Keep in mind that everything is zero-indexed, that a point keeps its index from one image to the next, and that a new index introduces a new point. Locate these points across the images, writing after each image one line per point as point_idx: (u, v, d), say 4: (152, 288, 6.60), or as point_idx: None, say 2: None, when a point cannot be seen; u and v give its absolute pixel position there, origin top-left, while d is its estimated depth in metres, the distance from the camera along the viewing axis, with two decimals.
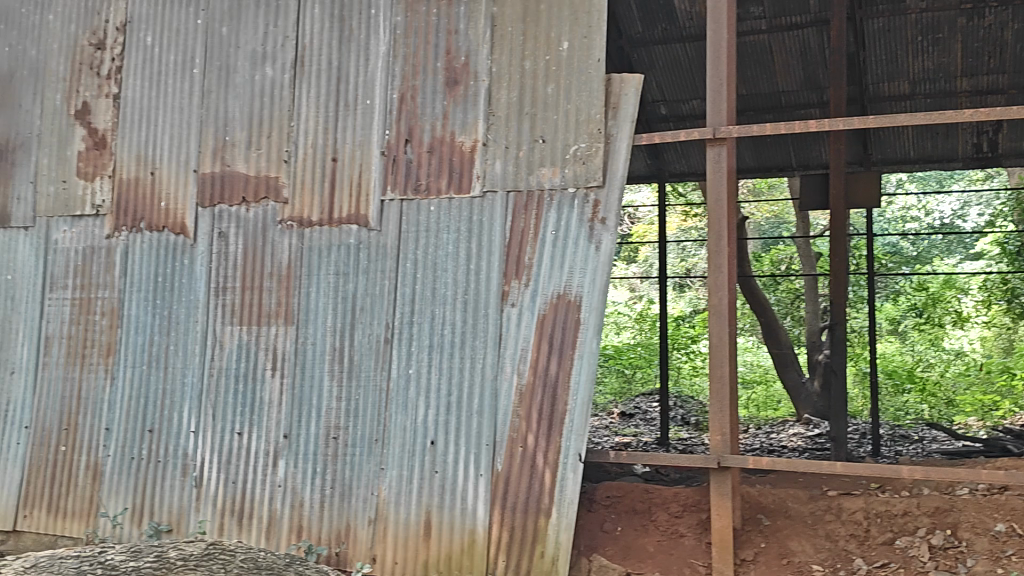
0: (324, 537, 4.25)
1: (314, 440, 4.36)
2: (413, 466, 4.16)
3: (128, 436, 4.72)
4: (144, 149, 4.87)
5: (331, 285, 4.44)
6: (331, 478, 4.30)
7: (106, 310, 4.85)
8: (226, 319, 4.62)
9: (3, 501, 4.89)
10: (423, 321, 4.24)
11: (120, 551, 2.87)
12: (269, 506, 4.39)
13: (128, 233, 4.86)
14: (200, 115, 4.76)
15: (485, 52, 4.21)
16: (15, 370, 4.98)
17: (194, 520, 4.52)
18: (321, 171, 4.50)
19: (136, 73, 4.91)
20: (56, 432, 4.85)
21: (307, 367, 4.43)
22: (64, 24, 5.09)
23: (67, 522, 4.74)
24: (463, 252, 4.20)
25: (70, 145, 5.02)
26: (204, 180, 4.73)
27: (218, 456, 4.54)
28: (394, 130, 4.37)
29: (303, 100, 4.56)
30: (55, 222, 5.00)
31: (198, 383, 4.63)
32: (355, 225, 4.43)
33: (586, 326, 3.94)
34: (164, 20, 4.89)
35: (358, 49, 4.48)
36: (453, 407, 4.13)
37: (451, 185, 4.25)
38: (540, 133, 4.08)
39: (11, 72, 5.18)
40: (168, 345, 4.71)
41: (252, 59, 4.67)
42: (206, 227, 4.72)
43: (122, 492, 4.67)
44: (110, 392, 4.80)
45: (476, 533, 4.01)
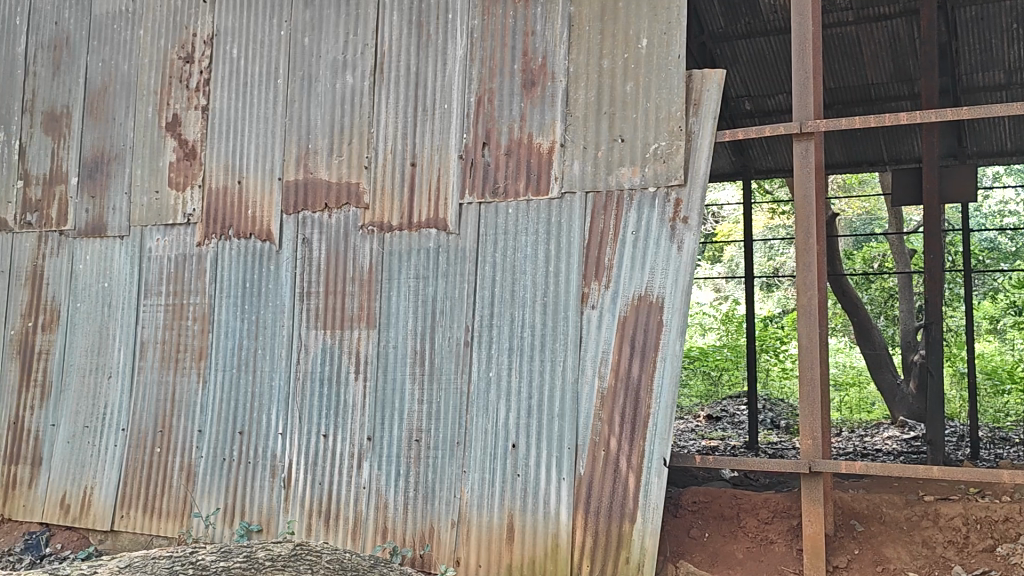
0: (408, 538, 4.28)
1: (397, 442, 4.39)
2: (494, 469, 4.15)
3: (220, 438, 4.84)
4: (231, 159, 4.99)
5: (412, 289, 4.47)
6: (414, 480, 4.32)
7: (198, 316, 4.99)
8: (311, 323, 4.70)
9: (102, 501, 5.07)
10: (502, 324, 4.23)
11: (210, 551, 2.92)
12: (354, 508, 4.44)
13: (218, 241, 5.00)
14: (284, 125, 4.85)
15: (563, 52, 4.17)
16: (112, 374, 5.17)
17: (283, 521, 4.60)
18: (401, 176, 4.54)
19: (223, 86, 5.04)
20: (151, 434, 5.01)
21: (390, 370, 4.47)
22: (154, 39, 5.26)
23: (162, 521, 4.89)
24: (542, 253, 4.17)
25: (161, 156, 5.19)
26: (288, 187, 4.83)
27: (305, 458, 4.62)
28: (472, 133, 4.37)
29: (383, 105, 4.60)
30: (149, 231, 5.18)
31: (285, 386, 4.72)
32: (435, 229, 4.45)
33: (669, 327, 3.87)
34: (248, 32, 5.01)
35: (436, 54, 4.50)
36: (535, 410, 4.11)
37: (529, 187, 4.23)
38: (619, 132, 4.02)
39: (104, 86, 5.38)
40: (255, 349, 4.82)
41: (333, 67, 4.75)
42: (290, 233, 4.81)
43: (214, 492, 4.79)
44: (202, 395, 4.93)
45: (560, 537, 3.98)
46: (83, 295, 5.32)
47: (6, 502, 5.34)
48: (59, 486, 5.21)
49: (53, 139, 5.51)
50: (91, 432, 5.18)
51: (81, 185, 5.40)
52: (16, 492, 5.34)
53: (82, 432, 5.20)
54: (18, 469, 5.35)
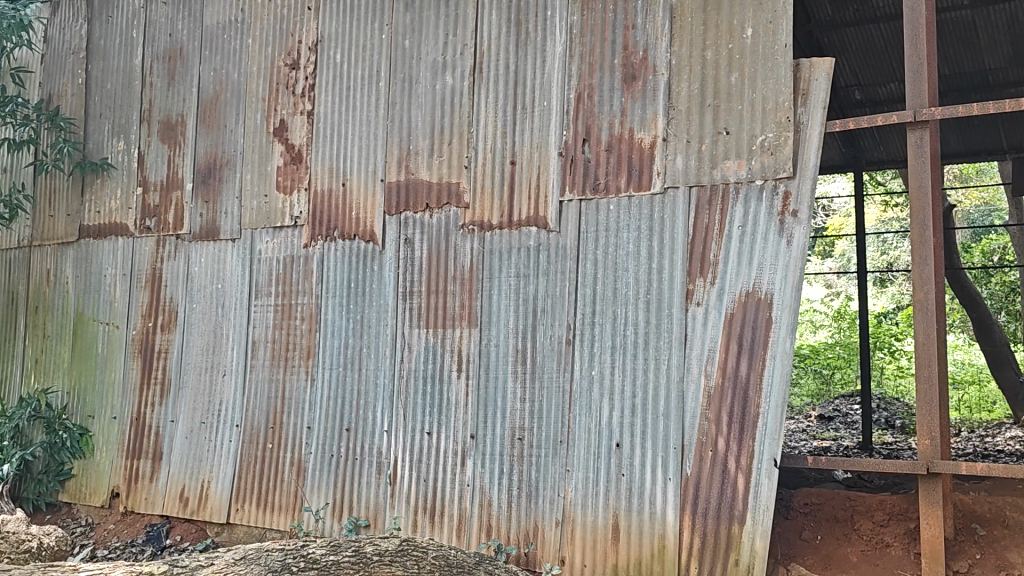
0: (513, 536, 4.29)
1: (500, 441, 4.40)
2: (598, 468, 4.12)
3: (328, 434, 4.96)
4: (336, 161, 5.10)
5: (512, 287, 4.47)
6: (518, 478, 4.32)
7: (306, 315, 5.13)
8: (413, 322, 4.76)
9: (218, 494, 5.26)
10: (605, 322, 4.19)
11: (320, 545, 2.98)
12: (458, 506, 4.48)
13: (324, 242, 5.11)
14: (386, 127, 4.93)
15: (665, 44, 4.11)
16: (226, 372, 5.36)
17: (389, 516, 4.68)
18: (500, 174, 4.54)
19: (327, 90, 5.15)
20: (263, 430, 5.17)
21: (492, 368, 4.48)
22: (262, 47, 5.42)
23: (275, 515, 5.04)
24: (645, 250, 4.12)
25: (270, 160, 5.34)
26: (390, 188, 4.90)
27: (410, 455, 4.68)
28: (572, 130, 4.35)
29: (483, 105, 4.63)
30: (259, 234, 5.35)
31: (389, 384, 4.80)
32: (535, 227, 4.44)
33: (778, 325, 3.75)
34: (351, 37, 5.10)
35: (535, 51, 4.49)
36: (639, 409, 4.06)
37: (630, 183, 4.17)
38: (724, 125, 3.93)
39: (217, 95, 5.57)
40: (361, 348, 4.91)
41: (434, 68, 4.80)
42: (393, 234, 4.88)
43: (323, 488, 4.91)
44: (310, 392, 5.06)
45: (666, 538, 3.92)
46: (198, 296, 5.53)
47: (130, 495, 5.60)
48: (178, 480, 5.42)
49: (169, 147, 5.75)
50: (207, 428, 5.38)
51: (196, 191, 5.61)
52: (139, 485, 5.59)
53: (199, 427, 5.41)
54: (140, 463, 5.60)
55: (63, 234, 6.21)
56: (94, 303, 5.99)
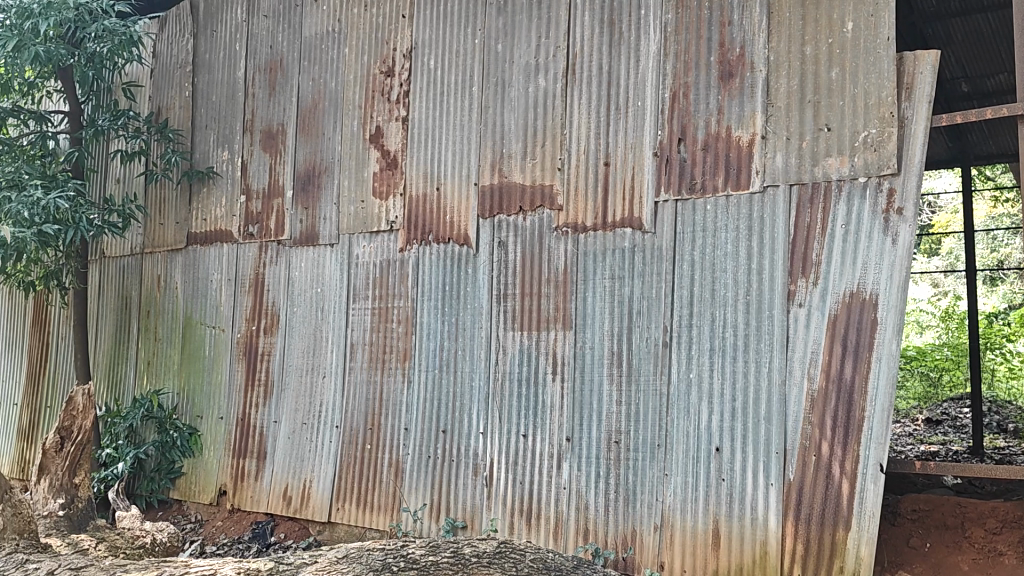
0: (610, 540, 4.26)
1: (597, 444, 4.38)
2: (697, 473, 4.05)
3: (425, 436, 5.02)
4: (430, 166, 5.16)
5: (607, 289, 4.44)
6: (615, 482, 4.29)
7: (402, 318, 5.21)
8: (508, 325, 4.78)
9: (320, 493, 5.39)
10: (702, 324, 4.13)
11: (419, 546, 3.02)
12: (555, 509, 4.48)
13: (418, 246, 5.19)
14: (480, 131, 4.97)
15: (762, 41, 4.02)
16: (326, 374, 5.49)
17: (487, 518, 4.71)
18: (594, 176, 4.52)
19: (422, 96, 5.22)
20: (362, 431, 5.27)
21: (587, 371, 4.47)
22: (359, 56, 5.53)
23: (375, 514, 5.13)
24: (744, 250, 4.03)
25: (366, 167, 5.45)
26: (483, 192, 4.94)
27: (506, 457, 4.70)
28: (667, 129, 4.29)
29: (576, 107, 4.62)
30: (356, 238, 5.46)
31: (485, 386, 4.83)
32: (630, 228, 4.40)
33: (884, 326, 3.62)
34: (444, 43, 5.16)
35: (629, 51, 4.45)
36: (739, 413, 3.98)
37: (728, 182, 4.09)
38: (825, 121, 3.81)
39: (315, 104, 5.71)
40: (456, 350, 4.96)
41: (526, 71, 4.81)
42: (487, 237, 4.91)
43: (421, 489, 4.98)
44: (407, 394, 5.13)
45: (768, 544, 3.82)
46: (298, 300, 5.69)
47: (236, 493, 5.79)
48: (282, 479, 5.57)
49: (270, 156, 5.92)
50: (309, 428, 5.52)
51: (296, 197, 5.76)
52: (244, 484, 5.77)
53: (301, 428, 5.55)
54: (246, 462, 5.78)
55: (173, 241, 6.46)
56: (202, 308, 6.22)
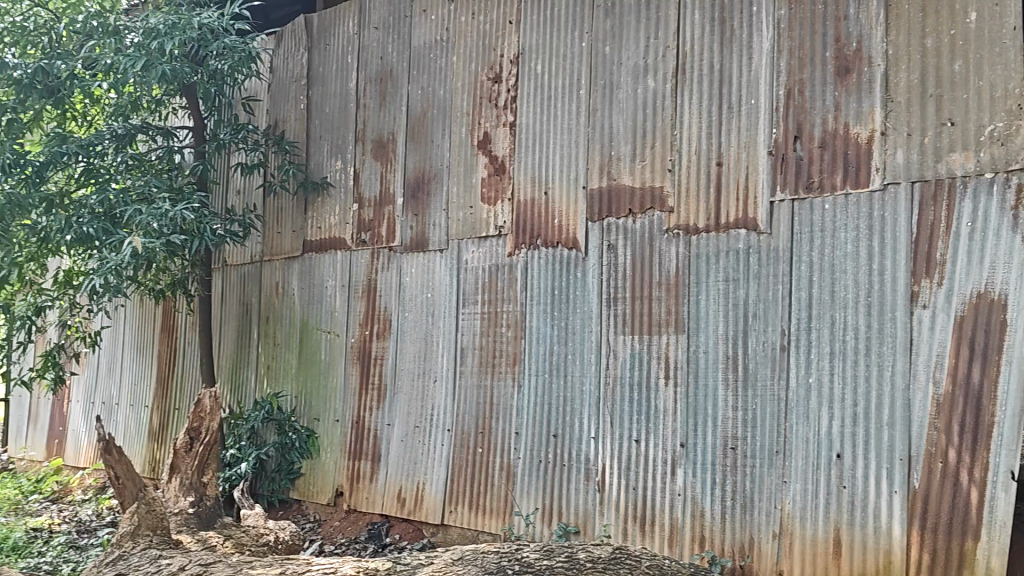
0: (727, 548, 4.17)
1: (711, 450, 4.30)
2: (818, 480, 3.93)
3: (536, 440, 5.03)
4: (538, 171, 5.17)
5: (721, 292, 4.35)
6: (732, 489, 4.20)
7: (512, 322, 5.24)
8: (619, 329, 4.75)
9: (433, 496, 5.46)
10: (821, 327, 4.00)
11: (533, 551, 3.12)
12: (670, 515, 4.42)
13: (527, 251, 5.20)
14: (588, 134, 4.96)
15: (880, 35, 3.88)
16: (437, 378, 5.57)
17: (600, 524, 4.69)
18: (706, 176, 4.45)
19: (529, 101, 5.25)
20: (473, 435, 5.32)
21: (701, 376, 4.39)
22: (466, 63, 5.60)
23: (488, 518, 5.17)
24: (864, 251, 3.89)
25: (475, 172, 5.50)
26: (592, 195, 4.92)
27: (618, 462, 4.66)
28: (782, 128, 4.18)
29: (686, 107, 4.55)
30: (465, 244, 5.52)
31: (596, 391, 4.81)
32: (744, 229, 4.30)
33: (1015, 328, 3.43)
34: (551, 47, 5.17)
35: (741, 49, 4.36)
36: (860, 418, 3.84)
37: (846, 180, 3.96)
38: (948, 115, 3.65)
39: (425, 111, 5.81)
40: (566, 354, 4.95)
41: (635, 73, 4.77)
42: (596, 240, 4.89)
43: (532, 493, 4.99)
44: (518, 398, 5.16)
45: (892, 553, 3.67)
46: (410, 305, 5.79)
47: (352, 494, 5.92)
48: (396, 481, 5.68)
49: (381, 164, 6.05)
50: (421, 431, 5.61)
51: (407, 204, 5.87)
52: (360, 485, 5.90)
53: (414, 431, 5.65)
54: (361, 464, 5.91)
55: (289, 249, 6.68)
56: (318, 314, 6.41)
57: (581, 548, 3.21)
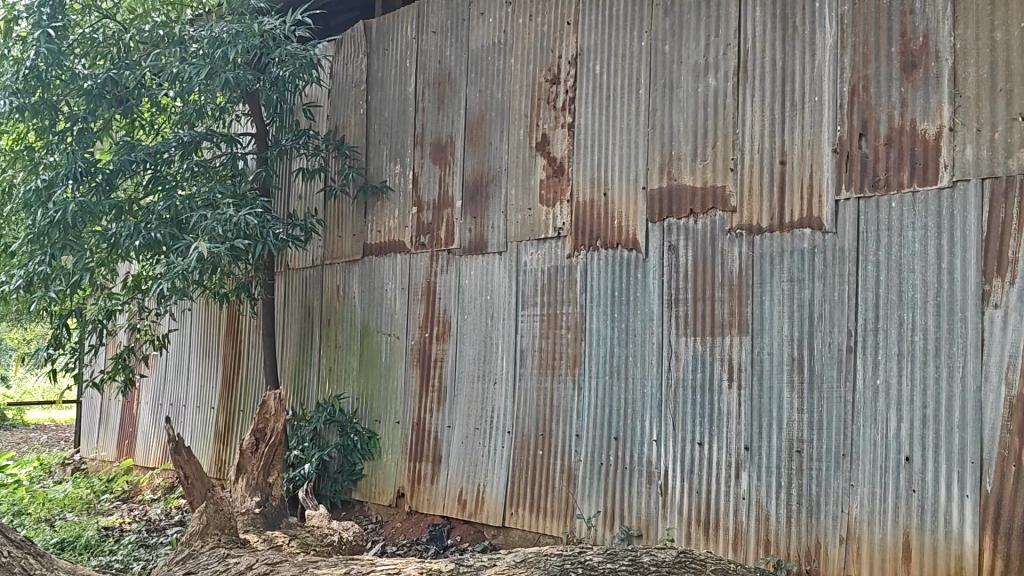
0: (793, 553, 4.09)
1: (776, 453, 4.22)
2: (886, 483, 3.83)
3: (597, 443, 5.00)
4: (597, 172, 5.14)
5: (785, 293, 4.28)
6: (797, 492, 4.12)
7: (572, 324, 5.22)
8: (681, 330, 4.69)
9: (494, 498, 5.46)
10: (889, 327, 3.90)
11: (597, 553, 3.19)
12: (734, 519, 4.35)
13: (587, 252, 5.18)
14: (648, 134, 4.92)
15: (947, 29, 3.78)
16: (497, 381, 5.57)
17: (662, 527, 4.64)
18: (769, 175, 4.37)
19: (588, 101, 5.22)
20: (534, 437, 5.31)
21: (766, 378, 4.32)
22: (524, 65, 5.60)
23: (549, 521, 5.15)
24: (932, 249, 3.78)
25: (533, 174, 5.50)
26: (653, 196, 4.87)
27: (681, 465, 4.61)
28: (847, 125, 4.09)
29: (748, 105, 4.49)
30: (524, 246, 5.52)
31: (658, 393, 4.76)
32: (809, 229, 4.22)
33: None
34: (610, 47, 5.14)
35: (803, 45, 4.29)
36: (930, 421, 3.73)
37: (914, 178, 3.85)
38: (1020, 109, 3.53)
39: (483, 114, 5.83)
40: (627, 356, 4.92)
41: (695, 71, 4.72)
42: (656, 241, 4.85)
43: (594, 496, 4.96)
44: (578, 401, 5.13)
45: (964, 559, 3.56)
46: (469, 308, 5.81)
47: (414, 495, 5.96)
48: (457, 483, 5.69)
49: (440, 168, 6.08)
50: (482, 434, 5.62)
51: (465, 207, 5.89)
52: (420, 487, 5.93)
53: (474, 433, 5.66)
54: (422, 466, 5.95)
55: (350, 253, 6.76)
56: (378, 317, 6.47)
57: (645, 550, 3.27)
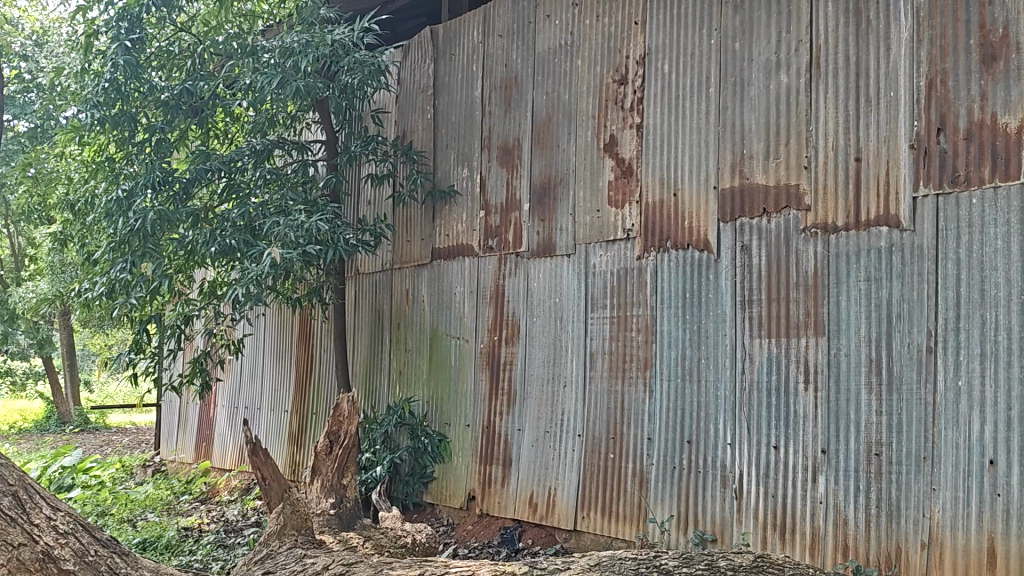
0: (873, 558, 3.98)
1: (855, 456, 4.11)
2: (970, 488, 3.70)
3: (670, 445, 4.94)
4: (667, 172, 5.09)
5: (863, 292, 4.16)
6: (876, 497, 4.01)
7: (642, 326, 5.17)
8: (755, 332, 4.60)
9: (565, 502, 5.43)
10: (971, 327, 3.77)
11: (672, 557, 3.15)
12: (811, 523, 4.25)
13: (657, 253, 5.13)
14: (718, 133, 4.85)
15: None
16: (567, 384, 5.55)
17: (738, 532, 4.56)
18: (844, 172, 4.26)
19: (657, 101, 5.17)
20: (605, 440, 5.27)
21: (843, 379, 4.21)
22: (591, 66, 5.57)
23: (621, 525, 5.11)
24: (1016, 247, 3.65)
25: (601, 176, 5.46)
26: (724, 195, 4.80)
27: (756, 469, 4.52)
28: (924, 119, 3.96)
29: (821, 102, 4.39)
30: (593, 248, 5.49)
31: (732, 395, 4.68)
32: (886, 226, 4.09)
33: None
34: (679, 46, 5.08)
35: (878, 40, 4.18)
36: (1015, 422, 3.59)
37: (995, 173, 3.72)
38: None
39: (550, 116, 5.81)
40: (699, 359, 4.84)
41: (767, 69, 4.64)
42: (728, 241, 4.78)
43: (667, 500, 4.90)
44: (650, 403, 5.08)
45: None
46: (538, 311, 5.80)
47: (485, 498, 5.97)
48: (527, 486, 5.68)
49: (508, 171, 6.09)
50: (552, 437, 5.60)
51: (533, 210, 5.88)
52: (491, 490, 5.94)
53: (544, 436, 5.64)
54: (493, 468, 5.95)
55: (419, 257, 6.81)
56: (447, 320, 6.50)
57: (721, 555, 3.19)
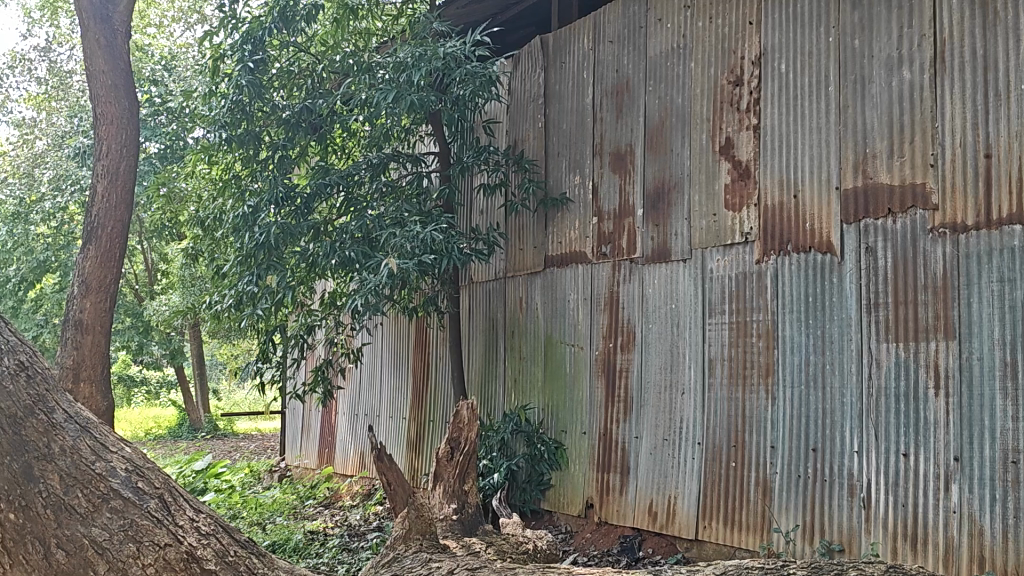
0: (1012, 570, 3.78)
1: (990, 464, 3.92)
2: None
3: (794, 454, 4.81)
4: (786, 173, 4.97)
5: (995, 294, 3.97)
6: (1014, 507, 3.81)
7: (763, 332, 5.06)
8: (881, 336, 4.44)
9: (686, 511, 5.35)
10: None
11: (800, 567, 3.05)
12: (944, 533, 4.06)
13: (777, 257, 5.01)
14: (839, 132, 4.71)
15: None
16: (685, 391, 5.47)
17: (866, 542, 4.39)
18: (974, 170, 4.07)
19: (774, 101, 5.06)
20: (726, 449, 5.18)
21: (976, 384, 4.01)
22: (704, 69, 5.50)
23: (744, 534, 5.00)
24: None
25: (717, 179, 5.37)
26: (846, 196, 4.66)
27: (885, 478, 4.35)
28: None
29: (947, 97, 4.21)
30: (710, 252, 5.40)
31: (859, 402, 4.52)
32: (1020, 225, 3.89)
33: None
34: (795, 45, 4.96)
35: (1006, 31, 3.99)
36: None
37: None
38: None
39: (662, 121, 5.76)
40: (824, 364, 4.70)
41: (888, 65, 4.48)
42: (852, 243, 4.62)
43: (792, 509, 4.77)
44: (772, 411, 4.95)
45: None
46: (653, 318, 5.74)
47: (603, 507, 5.94)
48: (646, 494, 5.63)
49: (620, 176, 6.06)
50: (671, 444, 5.53)
51: (647, 215, 5.84)
52: (609, 498, 5.90)
53: (663, 443, 5.58)
54: (610, 476, 5.92)
55: (531, 265, 6.85)
56: (561, 328, 6.51)
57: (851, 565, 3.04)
